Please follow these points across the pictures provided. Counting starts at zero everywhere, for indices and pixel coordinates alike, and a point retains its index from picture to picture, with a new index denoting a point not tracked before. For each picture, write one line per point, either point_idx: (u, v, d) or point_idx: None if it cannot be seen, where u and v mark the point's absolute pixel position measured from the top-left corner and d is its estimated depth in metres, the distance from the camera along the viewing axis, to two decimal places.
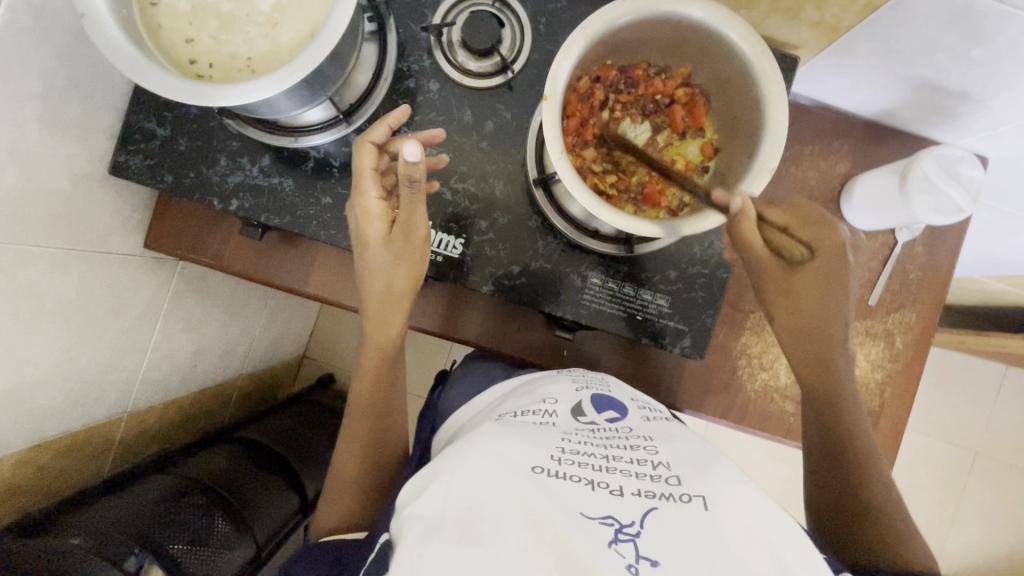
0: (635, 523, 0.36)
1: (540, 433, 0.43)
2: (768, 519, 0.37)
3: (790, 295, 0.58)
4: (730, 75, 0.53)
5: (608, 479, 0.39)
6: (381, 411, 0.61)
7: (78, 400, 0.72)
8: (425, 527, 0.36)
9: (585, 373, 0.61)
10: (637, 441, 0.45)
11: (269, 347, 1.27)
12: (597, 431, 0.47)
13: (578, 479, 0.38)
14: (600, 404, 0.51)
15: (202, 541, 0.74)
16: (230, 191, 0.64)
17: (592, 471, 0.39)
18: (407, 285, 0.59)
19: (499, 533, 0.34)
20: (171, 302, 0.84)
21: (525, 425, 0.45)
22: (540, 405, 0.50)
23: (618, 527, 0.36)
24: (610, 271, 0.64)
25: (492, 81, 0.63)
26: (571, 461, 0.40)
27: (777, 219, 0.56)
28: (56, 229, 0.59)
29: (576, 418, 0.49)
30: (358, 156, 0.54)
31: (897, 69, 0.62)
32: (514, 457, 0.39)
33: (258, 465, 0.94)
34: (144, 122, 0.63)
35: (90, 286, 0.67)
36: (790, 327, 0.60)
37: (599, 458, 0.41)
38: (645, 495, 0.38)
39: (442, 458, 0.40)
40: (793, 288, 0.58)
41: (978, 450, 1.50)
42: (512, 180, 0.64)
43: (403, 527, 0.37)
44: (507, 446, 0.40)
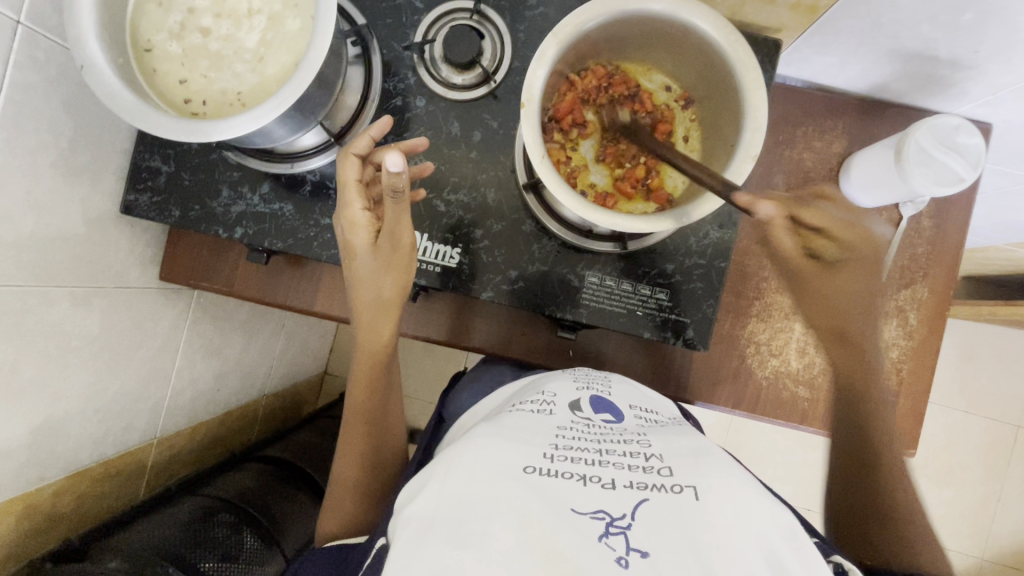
0: (626, 515, 0.36)
1: (534, 430, 0.44)
2: (762, 505, 0.37)
3: (828, 286, 0.57)
4: (707, 68, 0.54)
5: (601, 473, 0.39)
6: (381, 418, 0.63)
7: (110, 428, 0.75)
8: (424, 526, 0.36)
9: (590, 373, 0.62)
10: (631, 436, 0.45)
11: (290, 366, 1.31)
12: (591, 427, 0.47)
13: (570, 474, 0.39)
14: (597, 404, 0.52)
15: (233, 557, 0.77)
16: (234, 220, 0.66)
17: (585, 466, 0.40)
18: (396, 294, 0.60)
19: (487, 530, 0.34)
20: (191, 329, 0.87)
21: (524, 422, 0.46)
22: (539, 397, 0.52)
23: (609, 520, 0.36)
24: (608, 268, 0.65)
25: (477, 92, 0.65)
26: (564, 457, 0.41)
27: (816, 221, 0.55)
28: (76, 269, 0.63)
29: (573, 412, 0.50)
30: (343, 168, 0.57)
31: (883, 43, 0.61)
32: (506, 457, 0.39)
33: (285, 480, 0.96)
34: (149, 160, 0.66)
35: (113, 320, 0.70)
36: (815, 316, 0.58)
37: (593, 452, 0.42)
38: (637, 487, 0.38)
39: (438, 461, 0.41)
40: (827, 282, 0.57)
41: (1020, 425, 1.45)
42: (503, 187, 0.65)
43: (401, 528, 0.38)
44: (501, 447, 0.40)
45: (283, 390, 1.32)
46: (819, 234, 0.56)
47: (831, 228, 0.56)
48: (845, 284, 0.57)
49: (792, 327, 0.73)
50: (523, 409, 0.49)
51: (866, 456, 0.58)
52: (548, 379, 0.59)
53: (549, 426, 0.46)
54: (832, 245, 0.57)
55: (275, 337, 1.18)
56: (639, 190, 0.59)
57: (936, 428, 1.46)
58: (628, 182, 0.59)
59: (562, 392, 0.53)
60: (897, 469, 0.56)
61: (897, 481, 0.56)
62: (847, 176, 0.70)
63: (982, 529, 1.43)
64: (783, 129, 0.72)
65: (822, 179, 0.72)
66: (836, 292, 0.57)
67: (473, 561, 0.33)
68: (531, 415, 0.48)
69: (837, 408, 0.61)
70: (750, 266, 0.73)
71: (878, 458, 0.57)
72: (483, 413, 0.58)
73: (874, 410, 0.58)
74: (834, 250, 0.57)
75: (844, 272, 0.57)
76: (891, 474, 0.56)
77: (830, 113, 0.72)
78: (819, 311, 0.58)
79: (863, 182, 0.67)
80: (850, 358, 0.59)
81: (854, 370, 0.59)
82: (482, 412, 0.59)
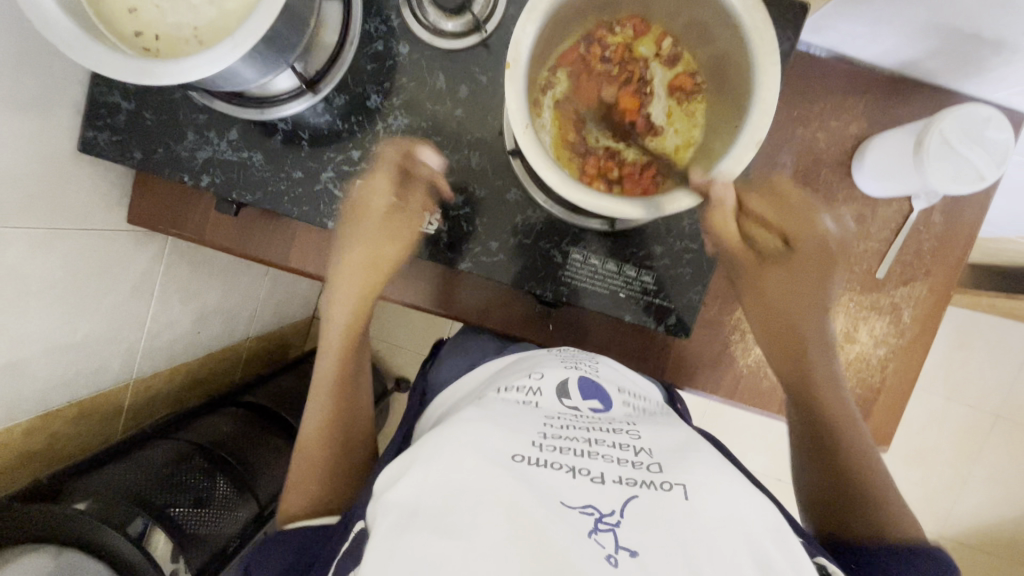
0: (615, 512, 0.34)
1: (521, 419, 0.43)
2: (750, 505, 0.36)
3: (762, 286, 0.62)
4: (721, 35, 0.48)
5: (591, 465, 0.37)
6: (353, 387, 0.59)
7: (79, 370, 0.74)
8: (407, 513, 0.35)
9: (575, 353, 0.60)
10: (618, 427, 0.44)
11: (275, 312, 1.30)
12: (580, 416, 0.46)
13: (559, 465, 0.37)
14: (584, 389, 0.51)
15: (204, 502, 0.77)
16: (200, 167, 0.62)
17: (574, 457, 0.38)
18: (389, 264, 0.59)
19: (473, 520, 0.33)
20: (164, 274, 0.86)
21: (507, 411, 0.44)
22: (525, 382, 0.50)
23: (598, 515, 0.34)
24: (593, 246, 0.61)
25: (466, 42, 0.59)
26: (553, 448, 0.39)
27: (759, 208, 0.60)
28: (30, 210, 0.59)
29: (560, 400, 0.48)
30: (382, 153, 0.58)
31: (919, 17, 0.55)
32: (495, 445, 0.38)
33: (262, 427, 0.97)
34: (108, 95, 0.61)
35: (75, 264, 0.68)
36: (762, 321, 0.62)
37: (582, 443, 0.40)
38: (626, 482, 0.36)
39: (422, 443, 0.39)
40: (764, 281, 0.62)
41: (998, 414, 1.47)
42: (488, 150, 0.60)
43: (380, 514, 0.36)
44: (486, 434, 0.39)
45: (268, 334, 1.32)
46: (760, 224, 0.62)
47: (767, 216, 0.61)
48: (784, 284, 0.61)
49: None
50: (510, 398, 0.47)
51: (833, 420, 0.57)
52: (536, 359, 0.57)
53: (537, 415, 0.44)
54: (771, 235, 0.62)
55: (259, 283, 1.16)
56: (628, 171, 0.54)
57: (915, 411, 1.47)
58: (619, 160, 0.54)
59: (550, 374, 0.51)
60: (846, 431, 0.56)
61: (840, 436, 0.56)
62: (860, 162, 0.65)
63: (945, 510, 1.48)
64: (798, 105, 0.66)
65: (832, 162, 0.67)
66: (789, 289, 0.61)
67: (462, 553, 0.32)
68: (519, 405, 0.46)
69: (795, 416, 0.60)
70: None
71: (832, 409, 0.57)
72: (463, 396, 0.57)
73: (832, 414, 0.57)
74: (770, 240, 0.62)
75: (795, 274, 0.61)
76: (861, 442, 0.56)
77: (851, 90, 0.66)
78: (766, 316, 0.62)
79: (877, 170, 0.63)
80: (785, 357, 0.61)
81: (784, 369, 0.60)
82: (468, 393, 0.56)
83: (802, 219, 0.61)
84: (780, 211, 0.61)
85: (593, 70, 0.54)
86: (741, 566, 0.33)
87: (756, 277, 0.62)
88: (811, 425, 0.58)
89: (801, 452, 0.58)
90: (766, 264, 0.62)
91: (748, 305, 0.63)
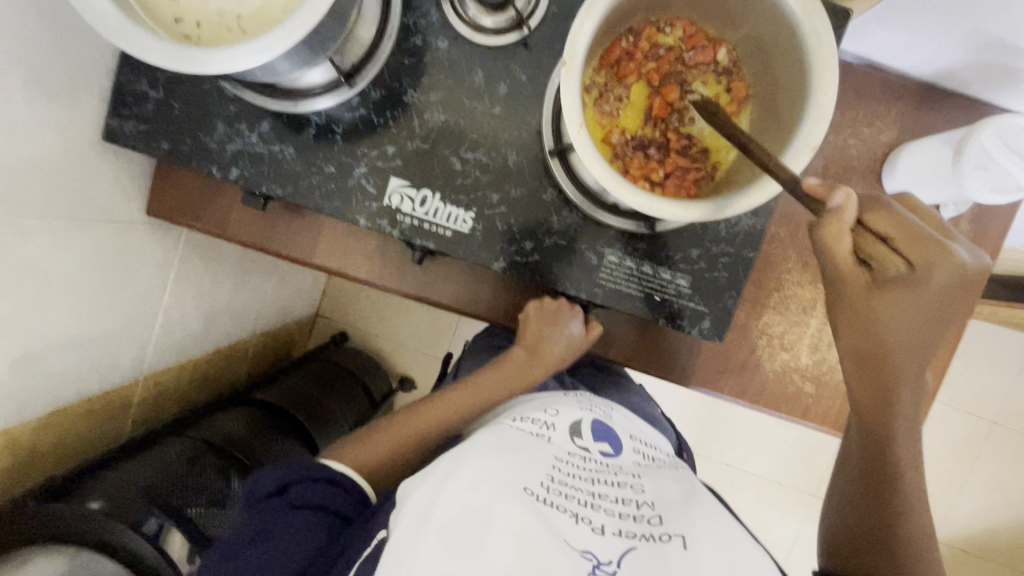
0: (613, 561, 0.38)
1: (533, 454, 0.46)
2: (748, 560, 0.39)
3: (869, 316, 0.45)
4: (778, 46, 0.48)
5: (592, 515, 0.41)
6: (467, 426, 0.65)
7: (92, 366, 0.72)
8: (419, 525, 0.39)
9: (590, 397, 0.62)
10: (625, 478, 0.46)
11: (281, 308, 1.27)
12: (590, 459, 0.48)
13: (563, 509, 0.41)
14: (596, 431, 0.52)
15: (220, 502, 0.75)
16: (229, 159, 0.60)
17: (577, 504, 0.42)
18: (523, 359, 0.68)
19: (480, 543, 0.37)
20: (178, 268, 0.84)
21: (519, 441, 0.47)
22: (540, 416, 0.53)
23: (596, 561, 0.38)
24: (628, 249, 0.61)
25: (507, 38, 0.58)
26: (559, 491, 0.42)
27: (882, 229, 0.44)
28: (52, 200, 0.57)
29: (572, 440, 0.50)
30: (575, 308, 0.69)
31: (962, 26, 0.55)
32: (507, 476, 0.41)
33: (271, 427, 0.96)
34: (136, 83, 0.59)
35: (94, 256, 0.66)
36: (854, 352, 0.48)
37: (586, 492, 0.43)
38: (625, 535, 0.40)
39: (438, 462, 0.44)
40: (873, 313, 0.45)
41: (996, 421, 1.49)
42: (526, 149, 0.59)
43: (394, 526, 0.40)
44: (499, 465, 0.42)
45: (273, 331, 1.29)
46: (881, 241, 0.45)
47: (897, 241, 0.44)
48: (890, 317, 0.45)
49: (808, 322, 0.70)
50: (524, 429, 0.50)
51: (883, 475, 0.51)
52: (552, 398, 0.58)
53: (547, 453, 0.47)
54: (897, 258, 0.44)
55: (267, 278, 1.14)
56: (671, 172, 0.53)
57: None
58: (664, 160, 0.53)
59: (564, 412, 0.54)
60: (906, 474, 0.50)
61: (903, 477, 0.50)
62: (892, 169, 0.65)
63: (941, 515, 1.50)
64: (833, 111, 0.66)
65: (864, 169, 0.67)
66: (887, 324, 0.45)
67: None
68: (530, 437, 0.49)
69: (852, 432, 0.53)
70: (774, 256, 0.70)
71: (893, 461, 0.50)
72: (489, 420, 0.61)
73: (890, 442, 0.50)
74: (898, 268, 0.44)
75: (885, 304, 0.45)
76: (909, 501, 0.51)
77: (885, 97, 0.66)
78: (860, 346, 0.47)
79: (909, 176, 0.63)
80: (868, 399, 0.49)
81: (871, 401, 0.49)
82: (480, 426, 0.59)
83: (927, 263, 0.43)
84: (909, 232, 0.44)
85: (644, 84, 0.53)
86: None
87: (862, 308, 0.46)
88: (864, 475, 0.52)
89: (845, 482, 0.54)
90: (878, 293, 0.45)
91: (840, 331, 0.48)
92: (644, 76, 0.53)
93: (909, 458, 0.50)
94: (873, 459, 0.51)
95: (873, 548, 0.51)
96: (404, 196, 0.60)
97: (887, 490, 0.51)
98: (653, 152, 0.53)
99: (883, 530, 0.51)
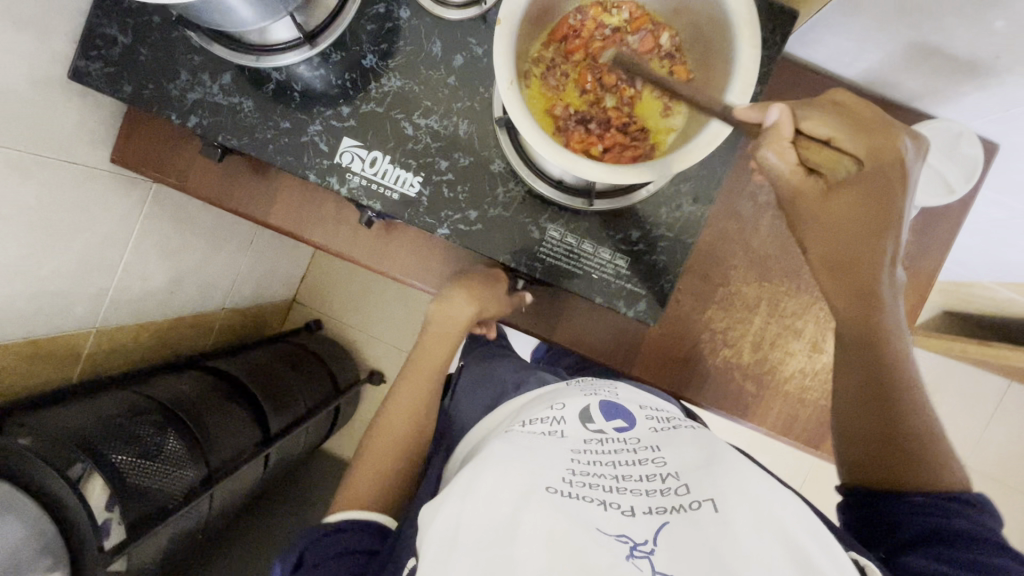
0: (649, 539, 0.33)
1: (545, 450, 0.40)
2: (785, 509, 0.34)
3: (827, 215, 0.47)
4: (714, 31, 0.51)
5: (619, 498, 0.35)
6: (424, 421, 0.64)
7: (41, 308, 0.72)
8: (449, 545, 0.35)
9: (591, 380, 0.56)
10: (645, 448, 0.40)
11: (255, 286, 1.28)
12: (606, 440, 0.42)
13: (589, 499, 0.35)
14: (607, 409, 0.46)
15: (151, 456, 0.75)
16: (189, 108, 0.62)
17: (602, 491, 0.36)
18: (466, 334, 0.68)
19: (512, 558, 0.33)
20: (143, 224, 0.85)
21: (530, 441, 0.41)
22: (546, 412, 0.46)
23: (632, 544, 0.33)
24: (571, 225, 0.61)
25: (466, 12, 0.60)
26: (581, 482, 0.37)
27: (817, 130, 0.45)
28: (11, 129, 0.59)
29: (585, 425, 0.44)
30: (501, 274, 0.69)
31: (901, 33, 0.57)
32: (523, 480, 0.36)
33: (224, 394, 0.95)
34: (105, 27, 0.61)
35: (51, 195, 0.67)
36: (822, 253, 0.48)
37: (609, 476, 0.38)
38: (656, 511, 0.34)
39: (461, 475, 0.39)
40: (828, 210, 0.47)
41: (967, 463, 1.46)
42: (477, 120, 0.61)
43: (425, 550, 0.36)
44: (513, 470, 0.37)
45: (245, 308, 1.30)
46: (822, 142, 0.45)
47: (838, 139, 0.45)
48: (842, 212, 0.46)
49: (752, 320, 0.71)
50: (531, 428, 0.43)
51: (885, 383, 0.50)
52: (557, 392, 0.52)
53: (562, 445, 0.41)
54: (840, 158, 0.45)
55: (241, 252, 1.15)
56: (610, 146, 0.54)
57: None
58: (603, 135, 0.55)
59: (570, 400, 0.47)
60: (905, 375, 0.50)
61: (902, 383, 0.50)
62: None
63: None
64: None
65: None
66: (847, 221, 0.46)
67: None
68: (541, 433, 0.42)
69: (841, 350, 0.52)
70: (721, 251, 0.71)
71: (891, 370, 0.50)
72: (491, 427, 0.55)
73: (878, 344, 0.50)
74: (844, 165, 0.45)
75: (841, 197, 0.46)
76: (908, 399, 0.50)
77: None
78: (826, 248, 0.48)
79: None
80: (849, 303, 0.49)
81: (854, 314, 0.49)
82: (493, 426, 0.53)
83: (872, 153, 0.44)
84: (857, 126, 0.44)
85: (589, 61, 0.55)
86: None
87: (818, 208, 0.47)
88: (861, 385, 0.51)
89: (846, 400, 0.52)
90: (831, 193, 0.46)
91: (805, 237, 0.49)
92: (589, 54, 0.55)
93: (901, 359, 0.50)
94: (872, 368, 0.50)
95: (892, 457, 0.49)
96: (355, 156, 0.61)
97: (893, 393, 0.50)
98: (594, 127, 0.55)
99: (896, 433, 0.49)
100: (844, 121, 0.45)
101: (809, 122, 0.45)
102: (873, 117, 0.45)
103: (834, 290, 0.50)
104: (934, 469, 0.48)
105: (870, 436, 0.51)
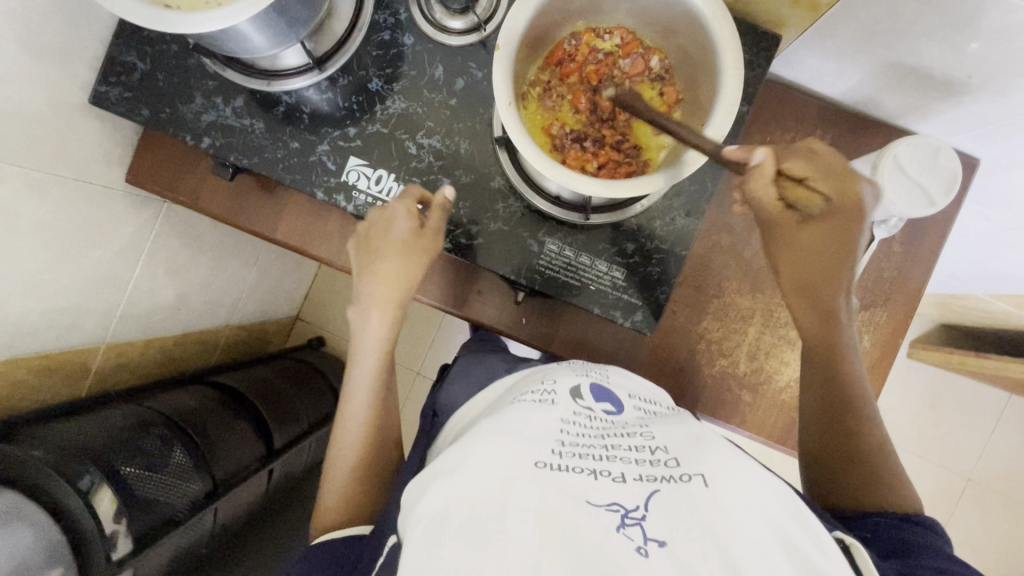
0: (640, 506, 0.33)
1: (537, 422, 0.40)
2: (762, 486, 0.36)
3: (796, 244, 0.52)
4: (700, 57, 0.54)
5: (610, 467, 0.36)
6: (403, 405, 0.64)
7: (54, 322, 0.74)
8: (436, 522, 0.34)
9: (583, 363, 0.56)
10: (634, 428, 0.42)
11: (260, 303, 1.30)
12: (595, 418, 0.43)
13: (580, 470, 0.36)
14: (597, 391, 0.47)
15: (156, 468, 0.76)
16: (202, 129, 0.65)
17: (593, 461, 0.37)
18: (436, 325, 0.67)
19: (500, 527, 0.33)
20: (154, 242, 0.87)
21: (521, 412, 0.41)
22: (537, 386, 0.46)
23: (623, 512, 0.33)
24: (568, 238, 0.64)
25: (466, 39, 0.64)
26: (572, 453, 0.37)
27: (796, 168, 0.50)
28: (33, 150, 0.62)
29: (575, 400, 0.45)
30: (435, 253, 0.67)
31: (879, 55, 0.60)
32: (515, 453, 0.36)
33: (225, 408, 0.96)
34: (126, 55, 0.65)
35: (68, 213, 0.70)
36: (792, 277, 0.53)
37: (600, 447, 0.38)
38: (646, 479, 0.35)
39: (442, 457, 0.38)
40: (799, 239, 0.52)
41: (971, 478, 1.46)
42: (476, 139, 0.64)
43: (410, 527, 0.35)
44: (506, 442, 0.37)
45: (250, 325, 1.32)
46: (798, 180, 0.50)
47: (812, 178, 0.50)
48: (811, 241, 0.51)
49: (746, 330, 0.73)
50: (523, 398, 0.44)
51: (848, 402, 0.54)
52: (546, 369, 0.53)
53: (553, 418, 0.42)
54: (815, 195, 0.50)
55: (247, 270, 1.18)
56: (604, 164, 0.57)
57: None
58: (598, 153, 0.57)
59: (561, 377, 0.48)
60: (867, 399, 0.54)
61: (865, 404, 0.54)
62: None
63: None
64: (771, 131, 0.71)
65: None
66: (810, 248, 0.52)
67: (494, 562, 0.31)
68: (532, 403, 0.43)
69: (808, 368, 0.56)
70: (714, 264, 0.73)
71: (852, 392, 0.54)
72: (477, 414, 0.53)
73: (842, 366, 0.53)
74: (815, 202, 0.50)
75: (812, 228, 0.51)
76: (868, 408, 0.54)
77: (820, 122, 0.71)
78: (796, 273, 0.53)
79: None
80: (814, 324, 0.54)
81: (821, 336, 0.54)
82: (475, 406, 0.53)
83: (838, 191, 0.49)
84: (819, 168, 0.50)
85: (583, 84, 0.58)
86: (763, 544, 0.32)
87: (787, 236, 0.53)
88: (825, 401, 0.55)
89: (809, 415, 0.56)
90: (803, 224, 0.52)
91: (776, 262, 0.54)
92: (584, 77, 0.58)
93: (861, 384, 0.54)
94: (834, 387, 0.54)
95: (854, 474, 0.52)
96: (360, 174, 0.64)
97: (857, 413, 0.53)
98: (589, 145, 0.57)
99: (853, 453, 0.52)
100: (815, 162, 0.50)
101: (790, 155, 0.50)
102: (838, 162, 0.50)
103: (801, 309, 0.54)
104: (888, 487, 0.50)
105: (835, 453, 0.53)
